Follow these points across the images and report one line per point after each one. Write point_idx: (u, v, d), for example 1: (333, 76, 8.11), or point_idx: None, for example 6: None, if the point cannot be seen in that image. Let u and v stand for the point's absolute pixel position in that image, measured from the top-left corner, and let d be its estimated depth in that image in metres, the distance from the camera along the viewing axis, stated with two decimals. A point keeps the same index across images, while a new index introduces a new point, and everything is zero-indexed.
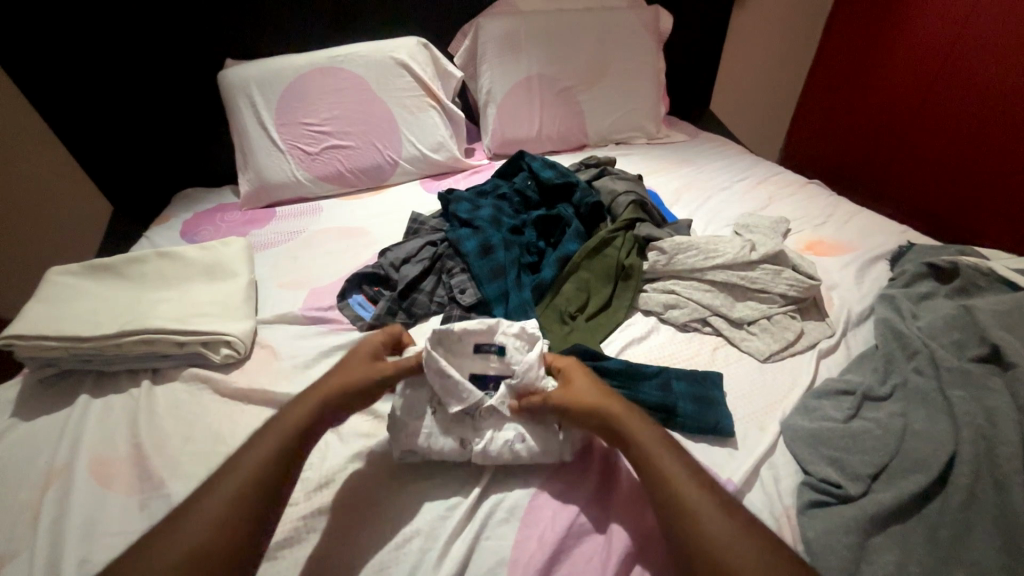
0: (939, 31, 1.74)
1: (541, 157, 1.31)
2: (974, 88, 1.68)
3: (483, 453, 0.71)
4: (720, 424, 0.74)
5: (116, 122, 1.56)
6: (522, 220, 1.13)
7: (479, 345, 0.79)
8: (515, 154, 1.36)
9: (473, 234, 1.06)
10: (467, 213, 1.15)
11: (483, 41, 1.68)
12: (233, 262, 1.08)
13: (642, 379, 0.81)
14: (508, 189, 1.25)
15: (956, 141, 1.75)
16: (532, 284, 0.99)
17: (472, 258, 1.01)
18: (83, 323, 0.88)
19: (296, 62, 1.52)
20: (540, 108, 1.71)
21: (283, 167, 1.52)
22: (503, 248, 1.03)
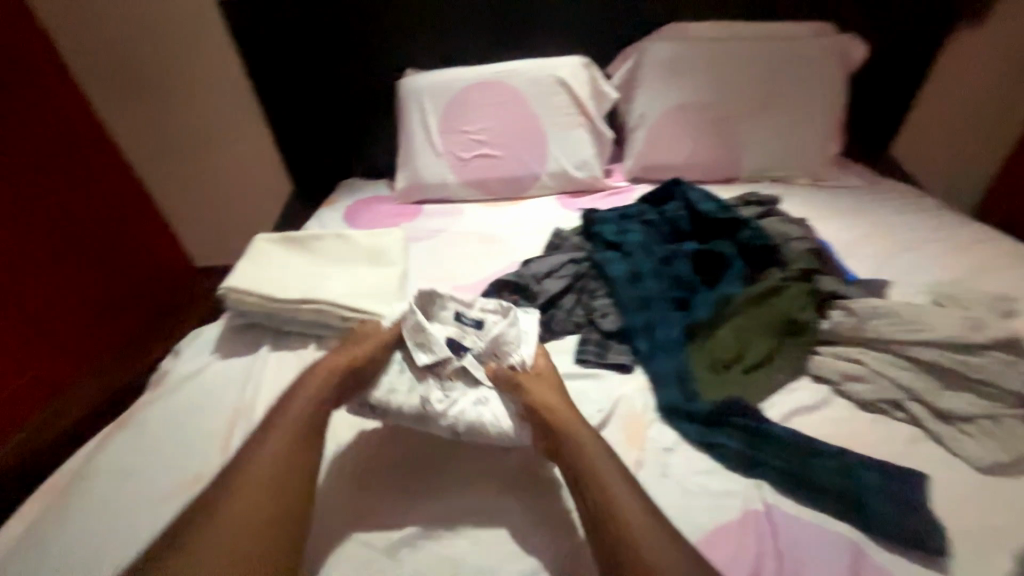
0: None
1: (701, 188, 1.24)
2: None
3: (438, 407, 0.78)
4: (923, 538, 0.61)
5: (312, 118, 1.84)
6: (674, 250, 1.06)
7: (460, 314, 0.93)
8: (668, 181, 1.30)
9: (623, 260, 1.03)
10: (615, 236, 1.12)
11: (645, 64, 1.64)
12: (392, 251, 1.18)
13: (815, 458, 0.70)
14: (658, 217, 1.19)
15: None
16: (682, 323, 0.92)
17: (619, 284, 0.98)
18: (274, 286, 1.02)
19: (466, 75, 1.64)
20: (693, 135, 1.62)
21: (437, 169, 1.64)
22: (653, 278, 0.99)
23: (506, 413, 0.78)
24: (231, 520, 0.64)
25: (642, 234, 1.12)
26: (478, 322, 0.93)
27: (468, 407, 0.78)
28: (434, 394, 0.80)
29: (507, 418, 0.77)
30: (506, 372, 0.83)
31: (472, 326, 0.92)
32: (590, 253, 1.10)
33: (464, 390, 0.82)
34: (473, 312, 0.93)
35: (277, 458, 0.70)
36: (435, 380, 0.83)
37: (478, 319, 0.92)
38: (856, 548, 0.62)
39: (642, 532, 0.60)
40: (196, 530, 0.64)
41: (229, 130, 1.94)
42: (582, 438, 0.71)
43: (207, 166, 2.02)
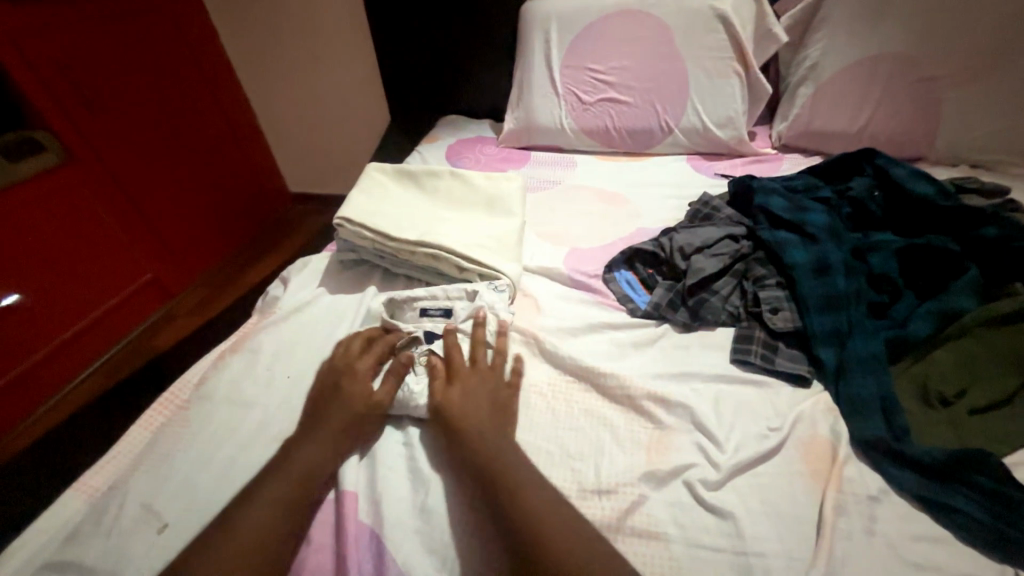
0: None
1: (906, 164, 0.97)
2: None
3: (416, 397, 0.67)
4: None
5: (424, 42, 1.70)
6: (872, 241, 0.84)
7: (424, 308, 0.82)
8: (857, 151, 1.03)
9: (804, 246, 0.83)
10: (789, 213, 0.90)
11: (833, 0, 1.31)
12: (510, 200, 1.05)
13: None
14: (843, 195, 0.95)
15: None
16: (886, 336, 0.72)
17: (801, 274, 0.78)
18: (389, 223, 0.93)
19: (604, 0, 1.39)
20: (876, 98, 1.27)
21: (554, 112, 1.45)
22: (847, 274, 0.78)
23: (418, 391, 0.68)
24: (256, 518, 0.55)
25: (823, 213, 0.89)
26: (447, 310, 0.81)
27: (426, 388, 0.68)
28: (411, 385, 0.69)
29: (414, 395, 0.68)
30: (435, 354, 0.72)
31: (440, 317, 0.81)
32: (755, 231, 0.89)
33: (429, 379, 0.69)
34: (439, 302, 0.82)
35: (301, 460, 0.60)
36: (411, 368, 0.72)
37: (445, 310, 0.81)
38: None
39: (603, 568, 0.50)
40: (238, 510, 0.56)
41: (337, 50, 1.85)
42: (490, 436, 0.61)
43: (313, 89, 1.97)
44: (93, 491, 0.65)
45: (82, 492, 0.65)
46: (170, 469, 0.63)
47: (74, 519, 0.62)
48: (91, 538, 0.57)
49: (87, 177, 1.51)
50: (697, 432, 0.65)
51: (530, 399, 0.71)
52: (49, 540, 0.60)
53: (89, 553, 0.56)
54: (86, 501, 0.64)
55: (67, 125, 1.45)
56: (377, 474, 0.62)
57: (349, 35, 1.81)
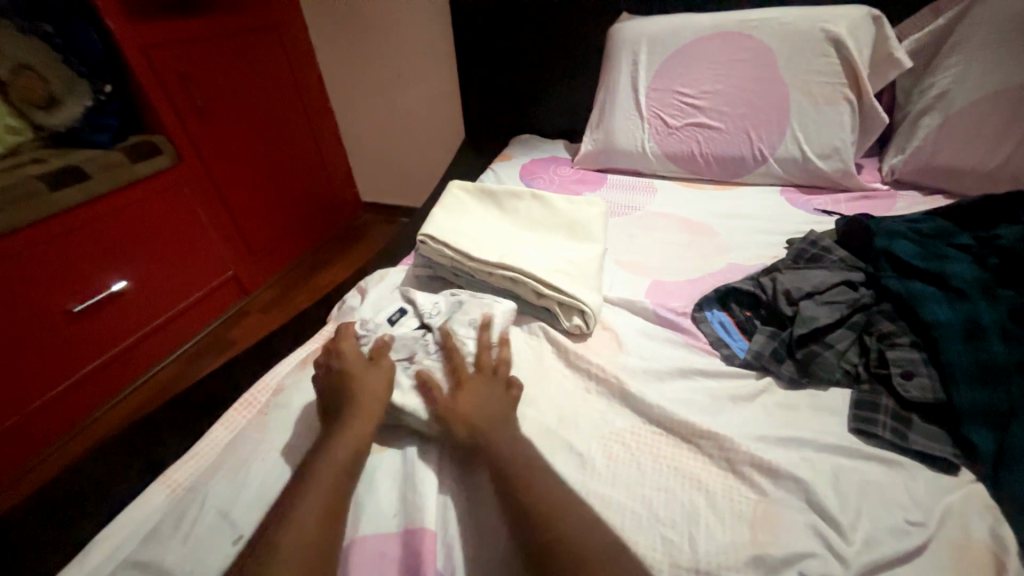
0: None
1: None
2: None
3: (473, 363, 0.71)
4: None
5: (507, 63, 1.72)
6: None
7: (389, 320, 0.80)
8: (1004, 195, 0.90)
9: (946, 301, 0.72)
10: (922, 261, 0.79)
11: (972, 23, 1.16)
12: (592, 225, 1.00)
13: None
14: (989, 245, 0.82)
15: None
16: None
17: (943, 333, 0.67)
18: (469, 243, 0.91)
19: (700, 22, 1.33)
20: (1023, 134, 1.08)
21: (635, 135, 1.40)
22: (1005, 338, 0.66)
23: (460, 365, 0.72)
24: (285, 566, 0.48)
25: (966, 265, 0.77)
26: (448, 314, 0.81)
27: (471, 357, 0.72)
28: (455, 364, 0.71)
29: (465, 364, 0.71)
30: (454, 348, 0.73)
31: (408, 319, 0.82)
32: (880, 279, 0.79)
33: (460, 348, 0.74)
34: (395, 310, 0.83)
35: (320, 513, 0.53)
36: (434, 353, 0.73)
37: (446, 311, 0.81)
38: None
39: None
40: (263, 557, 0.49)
41: (421, 69, 1.92)
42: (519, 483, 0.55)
43: (396, 106, 2.06)
44: (175, 487, 0.66)
45: (165, 487, 0.66)
46: (247, 476, 0.63)
47: (156, 514, 0.63)
48: (170, 539, 0.58)
49: (193, 177, 1.65)
50: (813, 514, 0.56)
51: (611, 449, 0.65)
52: (133, 533, 0.61)
53: (168, 555, 0.56)
54: (167, 498, 0.65)
55: (182, 130, 1.60)
56: (447, 512, 0.58)
57: (435, 56, 1.87)
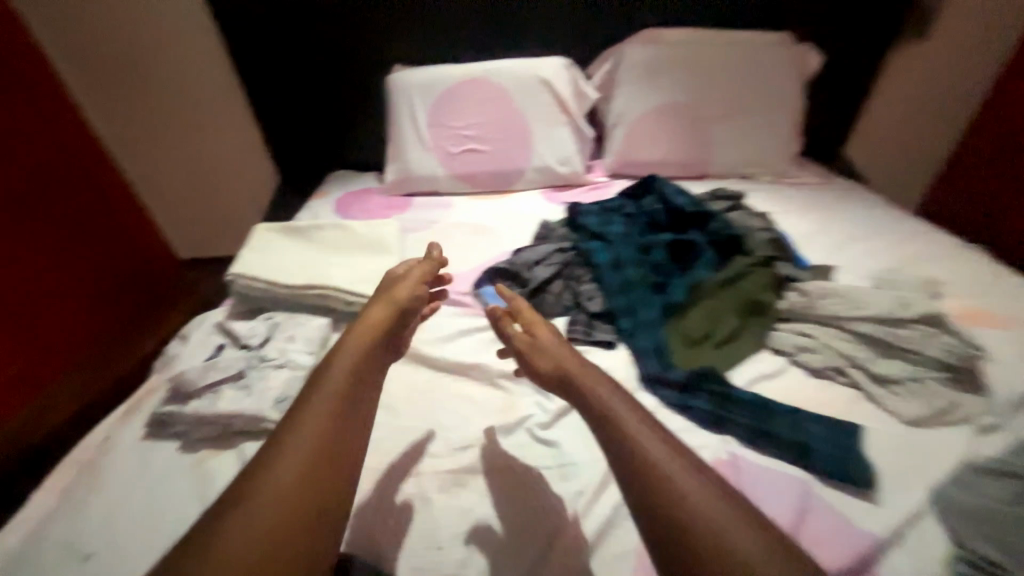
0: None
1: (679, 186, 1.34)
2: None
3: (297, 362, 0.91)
4: (862, 474, 0.71)
5: (304, 110, 1.87)
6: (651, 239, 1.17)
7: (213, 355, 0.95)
8: (644, 177, 1.38)
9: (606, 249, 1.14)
10: (599, 228, 1.22)
11: (624, 68, 1.73)
12: (390, 240, 1.25)
13: (776, 416, 0.80)
14: (637, 210, 1.29)
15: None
16: (660, 304, 1.02)
17: (603, 271, 1.09)
18: (280, 273, 1.08)
19: (454, 72, 1.69)
20: (669, 138, 1.72)
21: (427, 163, 1.70)
22: (632, 263, 1.09)
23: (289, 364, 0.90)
24: (269, 501, 0.58)
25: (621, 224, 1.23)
26: (269, 333, 0.98)
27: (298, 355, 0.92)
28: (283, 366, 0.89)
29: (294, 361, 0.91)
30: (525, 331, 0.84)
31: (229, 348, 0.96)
32: (577, 243, 1.19)
33: (284, 350, 0.93)
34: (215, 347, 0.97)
35: (310, 454, 0.62)
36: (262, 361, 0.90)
37: (266, 331, 0.98)
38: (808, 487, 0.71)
39: (677, 503, 0.56)
40: (245, 498, 0.58)
41: (217, 120, 1.95)
42: (591, 387, 0.71)
43: (195, 158, 2.03)
44: (5, 549, 0.70)
45: None
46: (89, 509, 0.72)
47: None
48: None
49: None
50: (538, 394, 0.88)
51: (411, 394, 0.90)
52: None
53: None
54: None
55: None
56: None
57: (229, 107, 1.93)
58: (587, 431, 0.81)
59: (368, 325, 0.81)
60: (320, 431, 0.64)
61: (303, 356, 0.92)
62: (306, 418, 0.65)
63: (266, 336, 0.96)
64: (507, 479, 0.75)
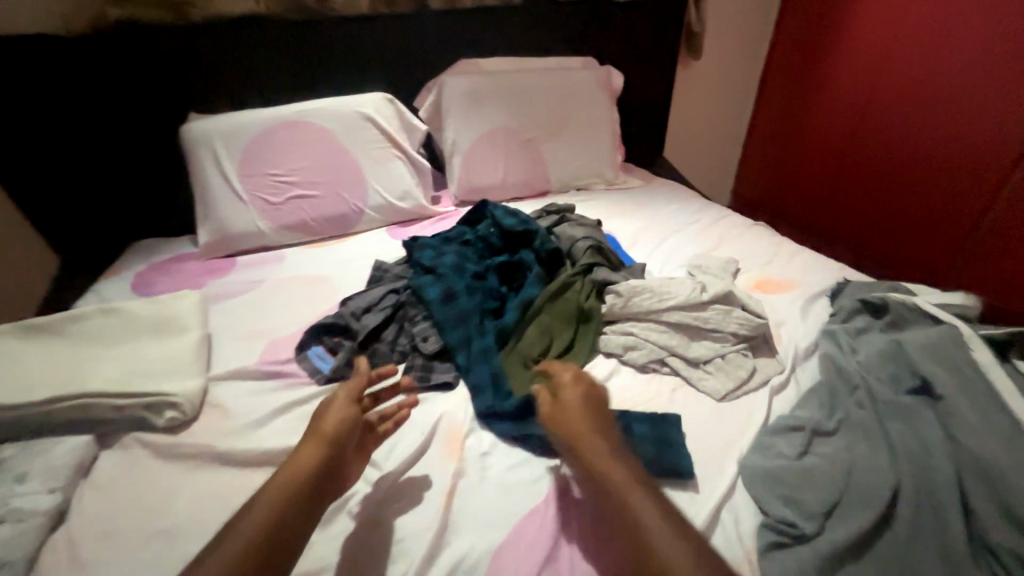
0: (875, 49, 1.78)
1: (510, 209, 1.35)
2: (914, 104, 1.72)
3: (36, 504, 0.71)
4: (680, 466, 0.73)
5: (64, 174, 1.46)
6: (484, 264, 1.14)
7: None
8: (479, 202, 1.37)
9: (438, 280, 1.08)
10: (430, 259, 1.14)
11: (447, 97, 1.69)
12: (185, 317, 1.04)
13: None
14: (471, 235, 1.25)
15: (921, 160, 1.74)
16: (494, 330, 0.98)
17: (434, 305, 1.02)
18: (14, 391, 0.84)
19: (261, 116, 1.52)
20: (504, 160, 1.71)
21: (245, 218, 1.47)
22: (465, 292, 1.04)
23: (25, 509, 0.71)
24: None
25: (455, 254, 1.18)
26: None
27: (37, 495, 0.73)
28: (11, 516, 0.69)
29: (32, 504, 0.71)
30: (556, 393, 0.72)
31: None
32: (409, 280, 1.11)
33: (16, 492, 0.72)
34: None
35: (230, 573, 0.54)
36: None
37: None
38: None
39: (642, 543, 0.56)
40: None
41: None
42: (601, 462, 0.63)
43: None
44: None
45: None
46: None
47: None
48: None
49: None
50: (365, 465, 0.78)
51: (209, 507, 0.74)
52: None
53: None
54: None
55: None
56: None
57: None
58: (416, 496, 0.73)
59: (292, 465, 0.65)
60: (251, 545, 0.56)
61: (41, 499, 0.72)
62: (243, 522, 0.58)
63: None
64: None
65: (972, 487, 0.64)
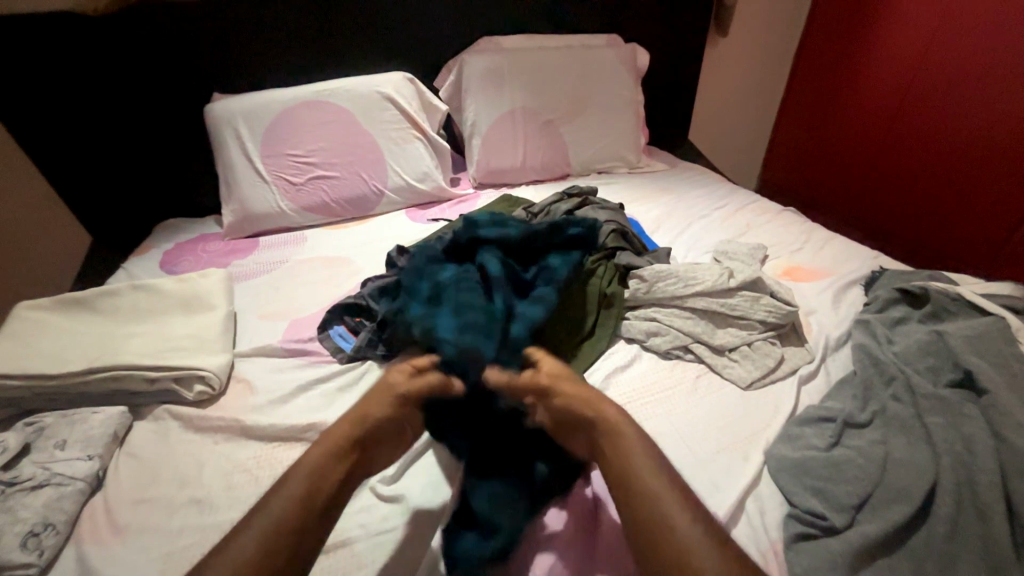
0: (926, 18, 1.64)
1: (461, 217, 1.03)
2: (967, 80, 1.59)
3: (71, 475, 0.74)
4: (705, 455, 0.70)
5: (98, 153, 1.49)
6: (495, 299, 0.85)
7: None
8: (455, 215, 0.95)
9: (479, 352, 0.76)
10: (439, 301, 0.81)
11: (468, 76, 1.66)
12: (211, 295, 1.06)
13: None
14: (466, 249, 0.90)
15: (974, 142, 1.62)
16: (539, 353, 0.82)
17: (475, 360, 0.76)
18: (52, 362, 0.87)
19: (283, 96, 1.52)
20: (524, 142, 1.67)
21: (268, 198, 1.48)
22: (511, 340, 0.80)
23: (59, 479, 0.73)
24: None
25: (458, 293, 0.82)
26: (27, 444, 0.78)
27: (73, 464, 0.75)
28: (46, 487, 0.72)
29: (67, 474, 0.74)
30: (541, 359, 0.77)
31: None
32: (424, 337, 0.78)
33: (51, 464, 0.74)
34: None
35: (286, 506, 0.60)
36: (14, 488, 0.71)
37: (23, 440, 0.78)
38: None
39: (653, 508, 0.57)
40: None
41: None
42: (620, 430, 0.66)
43: None
44: None
45: None
46: None
47: None
48: None
49: None
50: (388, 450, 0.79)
51: (237, 479, 0.76)
52: None
53: None
54: None
55: None
56: None
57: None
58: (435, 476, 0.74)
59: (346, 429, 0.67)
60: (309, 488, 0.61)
61: (78, 465, 0.75)
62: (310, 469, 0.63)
63: (24, 451, 0.77)
64: (344, 562, 0.65)
65: (1015, 484, 0.61)
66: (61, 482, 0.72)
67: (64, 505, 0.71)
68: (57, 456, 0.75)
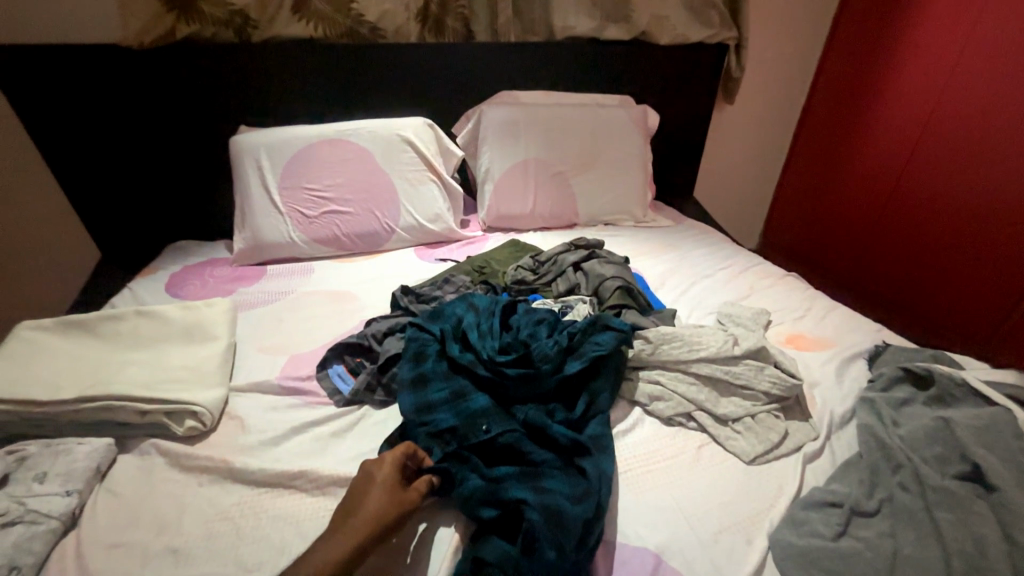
0: (924, 101, 1.72)
1: (463, 296, 1.06)
2: (960, 164, 1.65)
3: (44, 513, 0.71)
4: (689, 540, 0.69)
5: (120, 174, 1.53)
6: (506, 390, 0.85)
7: None
8: (442, 303, 1.05)
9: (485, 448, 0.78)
10: (430, 381, 0.88)
11: (485, 126, 1.73)
12: (214, 325, 1.06)
13: (607, 453, 0.78)
14: (458, 327, 0.97)
15: (970, 224, 1.65)
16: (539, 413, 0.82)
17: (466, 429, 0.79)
18: (44, 388, 0.85)
19: (306, 133, 1.58)
20: (534, 191, 1.72)
21: (280, 229, 1.50)
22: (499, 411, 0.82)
23: (31, 517, 0.70)
24: None
25: (449, 375, 0.89)
26: (6, 474, 0.75)
27: (50, 500, 0.72)
28: (18, 525, 0.69)
29: (42, 511, 0.71)
30: (378, 467, 0.72)
31: None
32: (416, 416, 0.83)
33: (26, 499, 0.72)
34: None
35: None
36: None
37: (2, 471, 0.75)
38: (658, 559, 0.68)
39: None
40: None
41: None
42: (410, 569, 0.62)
43: None
44: None
45: None
46: None
47: None
48: None
49: None
50: None
51: (217, 527, 0.73)
52: None
53: None
54: None
55: None
56: None
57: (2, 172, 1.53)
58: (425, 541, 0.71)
59: (350, 524, 0.65)
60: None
61: (56, 502, 0.72)
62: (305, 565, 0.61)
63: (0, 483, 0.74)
64: None
65: None
66: (34, 520, 0.69)
67: (34, 546, 0.67)
68: (33, 492, 0.72)
